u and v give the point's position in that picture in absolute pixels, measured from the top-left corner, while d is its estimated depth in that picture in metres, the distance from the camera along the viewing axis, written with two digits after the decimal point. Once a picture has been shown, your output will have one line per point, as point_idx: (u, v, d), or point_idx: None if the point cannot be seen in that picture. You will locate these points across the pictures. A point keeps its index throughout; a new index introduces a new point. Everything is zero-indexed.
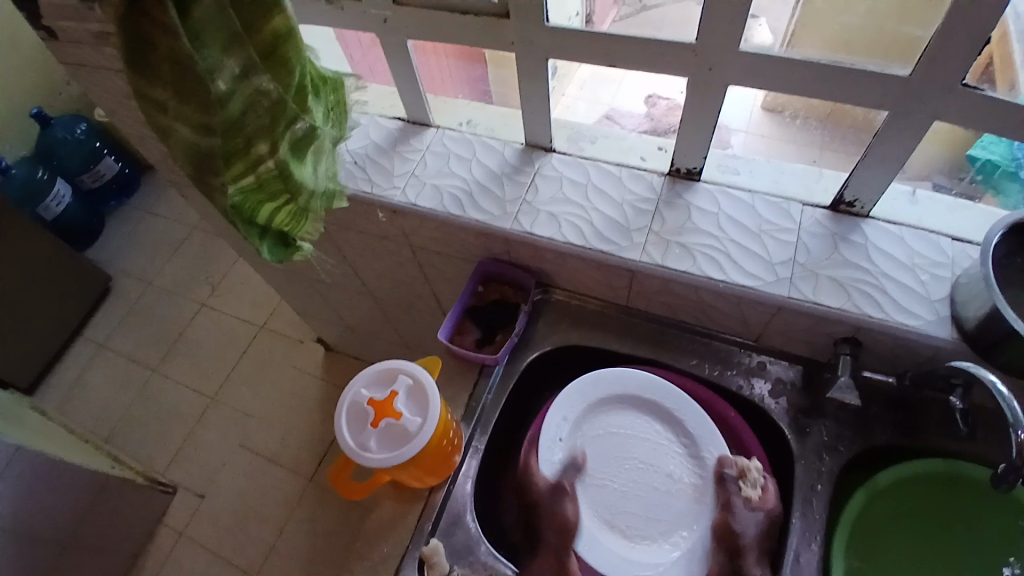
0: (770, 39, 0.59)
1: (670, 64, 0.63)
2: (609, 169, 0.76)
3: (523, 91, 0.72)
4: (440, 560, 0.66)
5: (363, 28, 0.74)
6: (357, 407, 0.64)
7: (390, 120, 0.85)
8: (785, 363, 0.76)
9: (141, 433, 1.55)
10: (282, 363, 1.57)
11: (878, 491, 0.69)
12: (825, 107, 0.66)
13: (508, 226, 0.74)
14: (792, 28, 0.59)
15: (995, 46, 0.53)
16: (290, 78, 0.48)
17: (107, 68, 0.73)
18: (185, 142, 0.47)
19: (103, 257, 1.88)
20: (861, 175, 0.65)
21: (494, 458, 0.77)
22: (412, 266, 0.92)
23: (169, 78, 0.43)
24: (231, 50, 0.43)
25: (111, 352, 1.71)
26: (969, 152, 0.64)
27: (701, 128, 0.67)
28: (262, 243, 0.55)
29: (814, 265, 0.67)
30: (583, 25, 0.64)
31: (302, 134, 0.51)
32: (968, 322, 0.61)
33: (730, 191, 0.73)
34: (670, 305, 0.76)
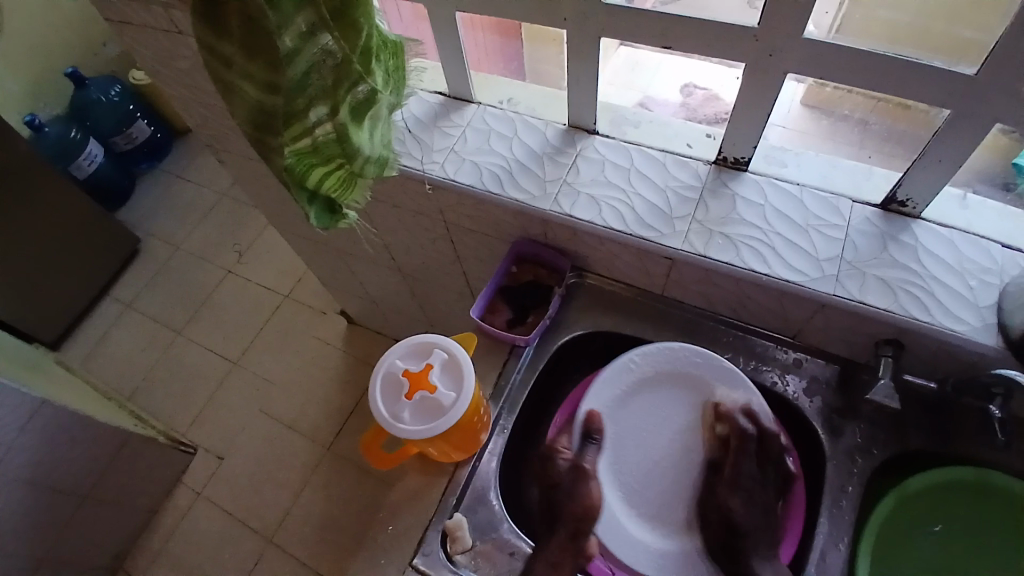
0: (816, 30, 0.58)
1: (728, 48, 0.61)
2: (653, 154, 0.75)
3: (572, 69, 0.71)
4: (463, 535, 0.67)
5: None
6: (392, 377, 0.64)
7: (432, 94, 0.84)
8: (820, 361, 0.74)
9: (164, 394, 1.57)
10: (304, 333, 1.59)
11: (908, 495, 0.68)
12: (884, 104, 0.65)
13: (548, 207, 0.73)
14: (844, 16, 0.57)
15: None
16: (358, 39, 0.46)
17: (156, 27, 0.73)
18: (250, 99, 0.47)
19: (132, 218, 1.90)
20: (915, 175, 0.64)
21: (520, 438, 0.77)
22: (445, 243, 0.91)
23: (237, 34, 0.43)
24: (301, 7, 0.43)
25: (137, 312, 1.73)
26: (1016, 160, 0.63)
27: (753, 117, 0.66)
28: (309, 207, 0.54)
29: (862, 264, 0.65)
30: (626, 3, 0.63)
31: (363, 97, 0.50)
32: (1015, 331, 0.59)
33: (777, 183, 0.71)
34: (708, 296, 0.75)
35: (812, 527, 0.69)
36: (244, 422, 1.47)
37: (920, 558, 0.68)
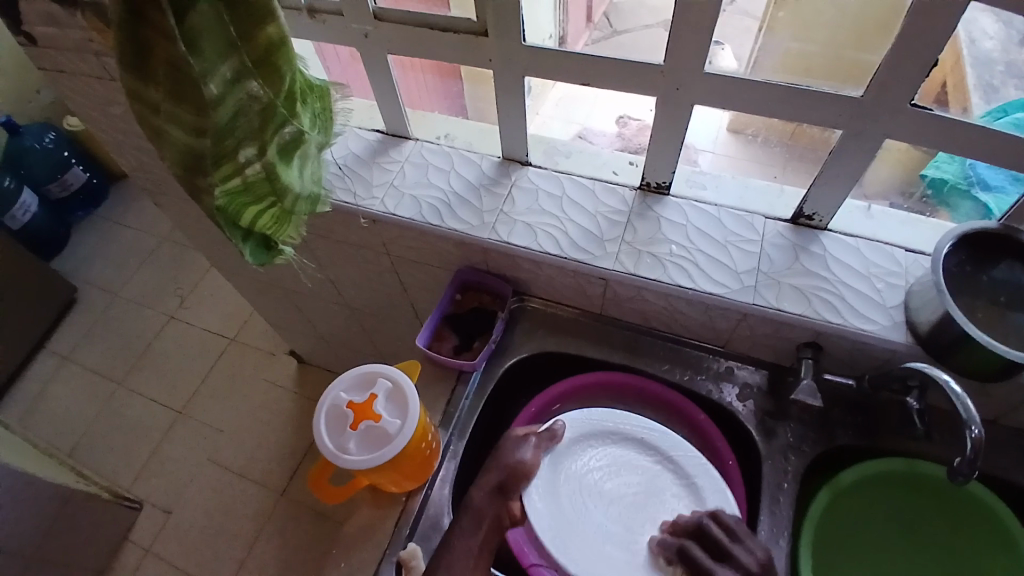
0: (735, 64, 0.63)
1: (642, 82, 0.66)
2: (583, 182, 0.79)
3: (502, 106, 0.75)
4: (417, 564, 0.66)
5: (345, 42, 0.76)
6: (337, 409, 0.65)
7: (369, 131, 0.87)
8: (751, 367, 0.79)
9: (106, 447, 1.51)
10: (253, 377, 1.56)
11: (841, 489, 0.71)
12: (785, 126, 0.70)
13: (486, 236, 0.76)
14: (759, 49, 0.62)
15: (951, 68, 0.57)
16: (281, 84, 0.49)
17: (89, 75, 0.73)
18: (179, 143, 0.48)
19: (69, 267, 1.84)
20: (819, 190, 0.69)
21: (471, 462, 0.79)
22: (390, 276, 0.93)
23: (165, 83, 0.44)
24: (226, 56, 0.45)
25: (76, 364, 1.67)
26: (923, 172, 0.69)
27: (669, 143, 0.71)
28: (244, 245, 0.56)
29: (777, 274, 0.70)
30: (556, 45, 0.68)
31: (289, 138, 0.53)
32: (922, 327, 0.64)
33: (698, 204, 0.76)
34: (642, 312, 0.79)
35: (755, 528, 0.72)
36: (193, 472, 1.43)
37: (857, 541, 0.73)
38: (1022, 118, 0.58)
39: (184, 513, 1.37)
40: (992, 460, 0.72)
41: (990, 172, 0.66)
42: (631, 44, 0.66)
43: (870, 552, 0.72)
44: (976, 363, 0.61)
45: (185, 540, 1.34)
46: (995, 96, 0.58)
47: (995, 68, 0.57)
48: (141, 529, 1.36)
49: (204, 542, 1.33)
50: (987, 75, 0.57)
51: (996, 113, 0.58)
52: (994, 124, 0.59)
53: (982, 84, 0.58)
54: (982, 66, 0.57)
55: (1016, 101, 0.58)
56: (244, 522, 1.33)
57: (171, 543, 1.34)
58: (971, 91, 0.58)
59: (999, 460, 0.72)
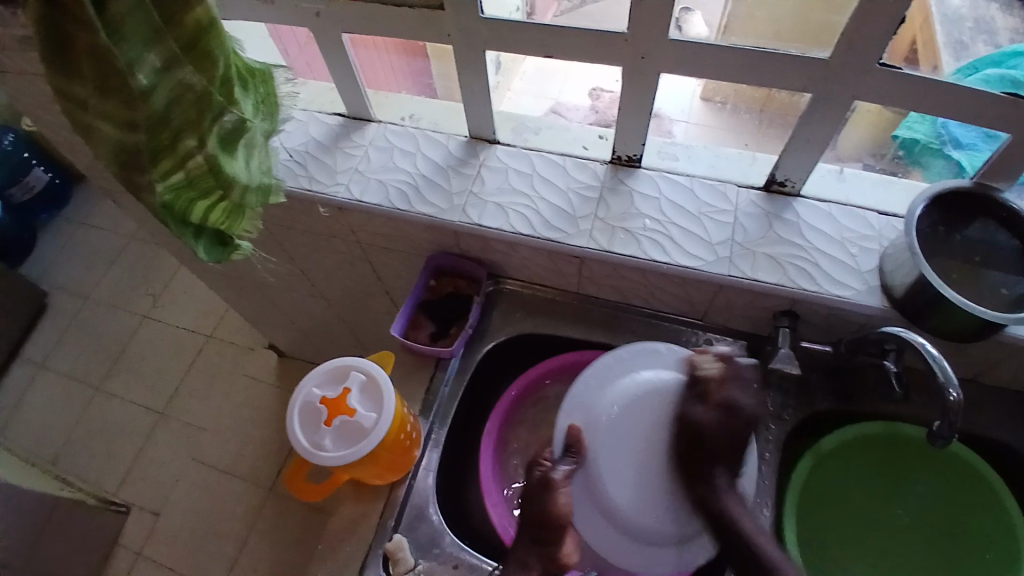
0: (705, 30, 0.61)
1: (606, 53, 0.64)
2: (553, 158, 0.77)
3: (465, 83, 0.73)
4: (404, 555, 0.66)
5: (298, 23, 0.73)
6: (310, 406, 0.63)
7: (329, 115, 0.84)
8: (730, 339, 0.78)
9: (88, 453, 1.48)
10: (234, 373, 1.53)
11: (823, 455, 0.72)
12: (755, 93, 0.69)
13: (456, 219, 0.74)
14: (729, 13, 0.61)
15: (920, 27, 0.57)
16: (214, 69, 0.47)
17: (30, 72, 0.70)
18: (110, 140, 0.45)
19: (37, 272, 1.79)
20: (791, 156, 0.68)
21: (454, 449, 0.78)
22: (363, 265, 0.91)
23: (89, 75, 0.42)
24: (152, 43, 0.43)
25: (51, 371, 1.63)
26: (895, 133, 0.69)
27: (637, 115, 0.69)
28: (196, 243, 0.53)
29: (752, 244, 0.69)
30: (524, 17, 0.65)
31: (230, 127, 0.50)
32: (896, 290, 0.64)
33: (670, 176, 0.75)
34: (619, 289, 0.78)
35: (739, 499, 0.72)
36: (178, 472, 1.41)
37: (839, 502, 0.73)
38: (991, 74, 0.58)
39: (172, 514, 1.35)
40: (970, 417, 0.72)
41: (962, 130, 0.65)
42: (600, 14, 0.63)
43: (858, 515, 0.73)
44: (950, 323, 0.61)
45: (175, 541, 1.32)
46: (965, 53, 0.58)
47: (964, 24, 0.59)
48: (130, 533, 1.35)
49: (195, 542, 1.32)
50: (955, 32, 0.58)
51: (966, 70, 0.58)
52: (966, 80, 0.58)
53: (951, 42, 0.58)
54: (950, 23, 0.58)
55: (985, 58, 0.58)
56: (234, 519, 1.32)
57: (161, 545, 1.33)
58: (940, 49, 0.58)
59: (978, 416, 0.72)
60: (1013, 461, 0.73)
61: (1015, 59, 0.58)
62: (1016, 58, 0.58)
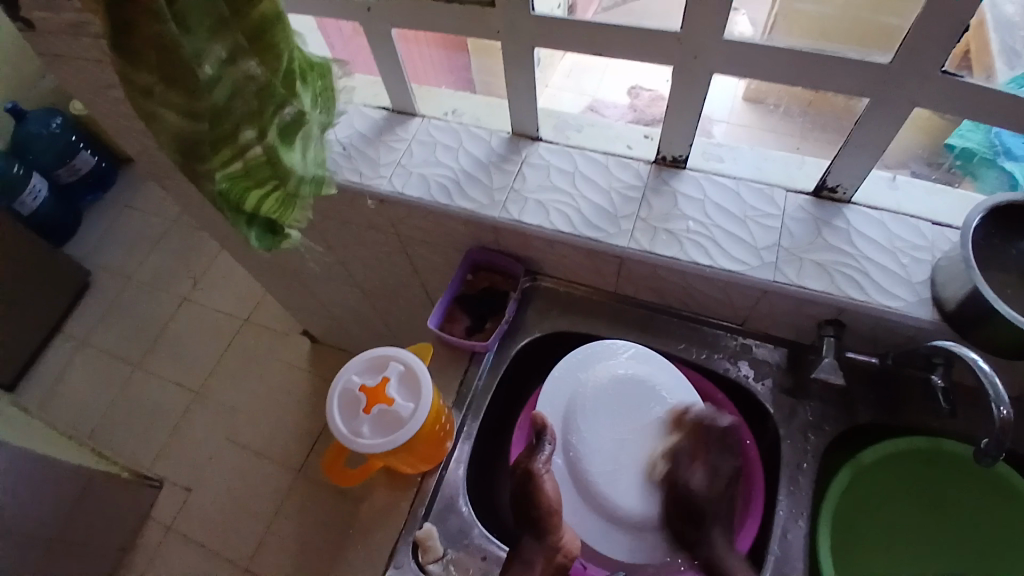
0: (752, 29, 0.60)
1: (656, 51, 0.64)
2: (595, 157, 0.77)
3: (511, 79, 0.72)
4: (434, 544, 0.66)
5: (347, 16, 0.73)
6: (349, 393, 0.64)
7: (374, 109, 0.85)
8: (769, 345, 0.77)
9: (125, 429, 1.53)
10: (267, 357, 1.56)
11: (862, 467, 0.70)
12: (805, 94, 0.67)
13: (497, 215, 0.74)
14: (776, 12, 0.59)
15: (974, 33, 0.54)
16: (277, 62, 0.47)
17: (88, 59, 0.72)
18: (173, 128, 0.47)
19: (82, 252, 1.85)
20: (844, 161, 0.66)
21: (486, 442, 0.78)
22: (400, 257, 0.92)
23: (156, 65, 0.43)
24: (219, 35, 0.43)
25: (92, 348, 1.68)
26: (948, 141, 0.67)
27: (685, 115, 0.68)
28: (248, 230, 0.55)
29: (798, 250, 0.68)
30: (566, 14, 0.65)
31: (290, 119, 0.51)
32: (949, 302, 0.62)
33: (715, 177, 0.74)
34: (658, 291, 0.77)
35: (772, 507, 0.71)
36: (211, 452, 1.44)
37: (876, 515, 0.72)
38: None
39: (204, 493, 1.39)
40: (1019, 437, 0.70)
41: (1016, 140, 0.63)
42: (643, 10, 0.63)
43: (893, 529, 0.72)
44: (1006, 341, 0.59)
45: (205, 519, 1.36)
46: (1019, 62, 0.55)
47: (1016, 31, 0.54)
48: (162, 509, 1.39)
49: (224, 520, 1.35)
50: (1010, 40, 0.54)
51: (1021, 79, 0.55)
52: (1020, 91, 0.55)
53: (1006, 49, 0.55)
54: (1005, 30, 0.54)
55: None
56: (263, 501, 1.35)
57: (192, 522, 1.36)
58: (995, 55, 0.55)
59: None
60: None
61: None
62: None
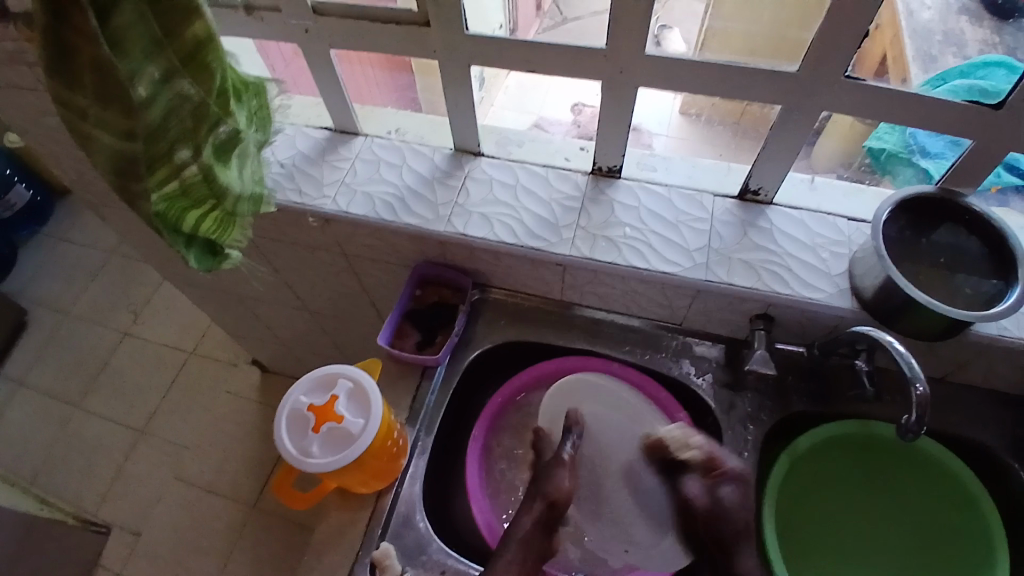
0: (683, 48, 0.64)
1: (586, 68, 0.67)
2: (535, 170, 0.80)
3: (450, 98, 0.75)
4: (392, 562, 0.66)
5: (286, 39, 0.74)
6: (297, 414, 0.64)
7: (317, 130, 0.85)
8: (708, 343, 0.81)
9: (66, 471, 1.46)
10: (217, 388, 1.53)
11: (800, 453, 0.74)
12: (729, 106, 0.71)
13: (442, 229, 0.76)
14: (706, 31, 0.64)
15: (889, 45, 0.60)
16: (211, 82, 0.48)
17: (19, 87, 0.71)
18: (109, 148, 0.47)
19: (16, 289, 1.77)
20: (764, 165, 0.71)
21: (440, 455, 0.79)
22: (348, 276, 0.92)
23: (88, 86, 0.43)
24: (151, 55, 0.44)
25: (29, 388, 1.60)
26: (865, 143, 0.72)
27: (617, 127, 0.72)
28: (187, 251, 0.55)
29: (727, 250, 0.72)
30: (507, 34, 0.68)
31: (226, 137, 0.51)
32: (866, 294, 0.67)
33: (649, 186, 0.78)
34: (601, 296, 0.80)
35: None
36: (160, 489, 1.39)
37: (816, 495, 0.76)
38: (959, 84, 0.61)
39: (155, 532, 1.34)
40: (938, 414, 0.75)
41: (929, 140, 0.68)
42: (581, 31, 0.67)
43: (835, 509, 0.76)
44: (917, 324, 0.64)
45: (157, 560, 1.31)
46: (933, 66, 0.60)
47: (934, 37, 0.60)
48: (110, 552, 1.33)
49: (177, 560, 1.30)
50: (926, 46, 0.60)
51: (934, 82, 0.61)
52: (934, 92, 0.61)
53: (922, 55, 0.60)
54: (922, 38, 0.60)
55: (954, 70, 0.60)
56: (217, 537, 1.31)
57: (144, 563, 1.31)
58: (911, 62, 0.60)
59: (949, 415, 0.75)
60: (983, 458, 0.76)
61: (987, 69, 0.59)
62: (988, 67, 0.59)
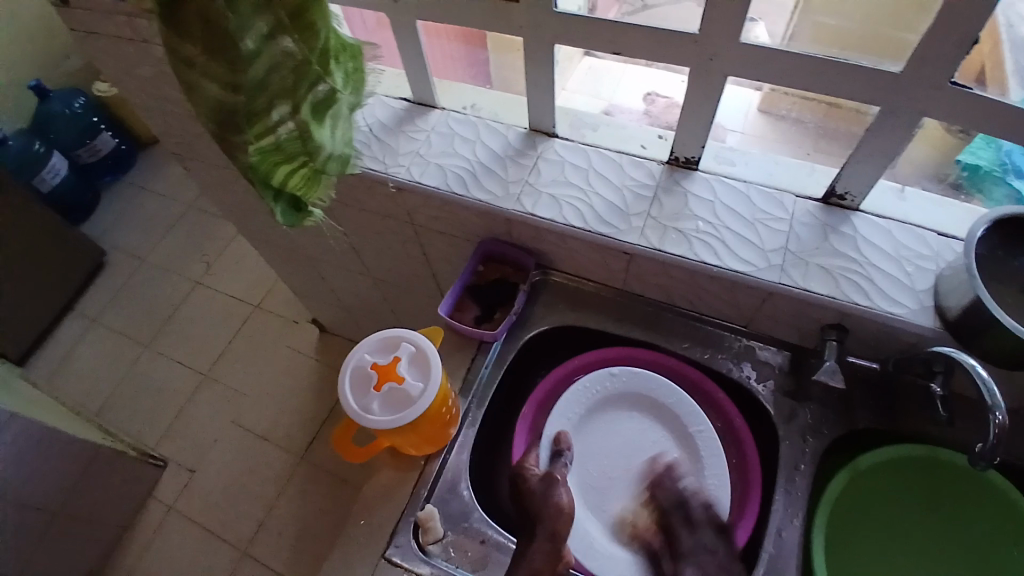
0: (770, 39, 0.62)
1: (674, 53, 0.65)
2: (609, 155, 0.78)
3: (531, 75, 0.74)
4: (435, 525, 0.67)
5: (374, 7, 0.75)
6: (360, 370, 0.66)
7: (396, 100, 0.86)
8: (773, 348, 0.78)
9: (132, 407, 1.55)
10: (274, 343, 1.58)
11: (860, 471, 0.71)
12: (819, 105, 0.69)
13: (510, 207, 0.76)
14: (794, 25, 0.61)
15: (989, 53, 0.56)
16: (316, 40, 0.49)
17: (122, 38, 0.74)
18: (213, 97, 0.48)
19: (98, 232, 1.88)
20: (852, 168, 0.68)
21: (490, 430, 0.80)
22: (413, 246, 0.93)
23: (201, 37, 0.45)
24: (261, 10, 0.45)
25: (103, 327, 1.71)
26: (959, 158, 0.69)
27: (700, 116, 0.69)
28: (274, 205, 0.56)
29: (805, 253, 0.69)
30: (587, 14, 0.67)
31: (323, 96, 0.53)
32: (950, 312, 0.63)
33: (726, 180, 0.75)
34: (665, 289, 0.78)
35: (769, 505, 0.72)
36: (215, 434, 1.46)
37: (871, 518, 0.73)
38: None
39: (207, 474, 1.41)
40: (1017, 448, 0.71)
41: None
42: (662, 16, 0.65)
43: (890, 532, 0.72)
44: (1006, 350, 0.60)
45: (207, 500, 1.38)
46: None
47: None
48: (165, 487, 1.41)
49: (225, 502, 1.37)
50: None
51: None
52: None
53: (1020, 69, 0.57)
54: (1020, 50, 0.56)
55: None
56: (264, 484, 1.37)
57: (195, 502, 1.38)
58: (1009, 75, 0.57)
59: None
60: None
61: None
62: None
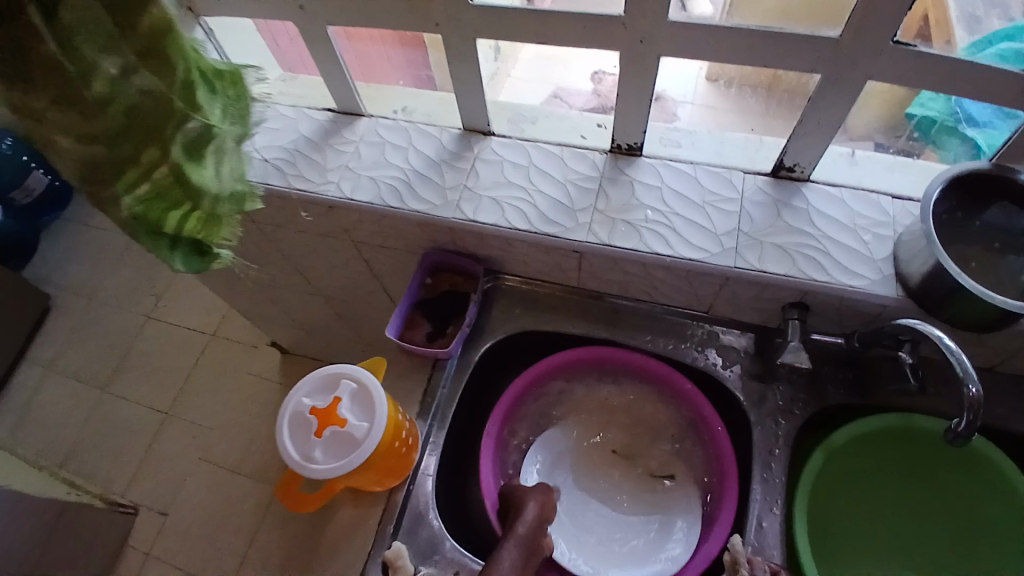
0: (708, 8, 0.57)
1: (602, 38, 0.61)
2: (549, 149, 0.75)
3: (456, 75, 0.70)
4: (404, 563, 0.63)
5: (281, 16, 0.70)
6: (299, 416, 0.62)
7: (319, 111, 0.81)
8: (737, 332, 0.76)
9: (96, 454, 1.48)
10: (238, 371, 1.53)
11: (834, 449, 0.69)
12: (761, 73, 0.64)
13: (450, 215, 0.71)
14: None
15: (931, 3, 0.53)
16: (172, 73, 0.46)
17: None
18: (74, 154, 0.46)
19: (41, 274, 1.79)
20: (799, 138, 0.65)
21: (455, 448, 0.76)
22: (359, 263, 0.89)
23: (43, 85, 0.42)
24: (107, 49, 0.42)
25: (58, 373, 1.63)
26: (909, 112, 0.64)
27: (638, 101, 0.66)
28: (170, 256, 0.52)
29: (759, 233, 0.67)
30: (523, 4, 0.62)
31: (195, 133, 0.49)
32: (912, 280, 0.61)
33: (672, 164, 0.72)
34: (622, 284, 0.75)
35: (747, 496, 0.70)
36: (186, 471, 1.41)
37: (852, 494, 0.71)
38: (1006, 48, 0.54)
39: None
40: (989, 408, 0.70)
41: (977, 107, 0.61)
42: None
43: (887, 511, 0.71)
44: (971, 315, 0.58)
45: None
46: (977, 28, 0.54)
47: None
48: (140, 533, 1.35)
49: None
50: (970, 5, 0.54)
51: (980, 44, 0.54)
52: (978, 56, 0.54)
53: (964, 16, 0.54)
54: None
55: (1000, 31, 0.54)
56: None
57: None
58: (954, 23, 0.54)
59: (998, 409, 0.69)
60: None
61: None
62: None
